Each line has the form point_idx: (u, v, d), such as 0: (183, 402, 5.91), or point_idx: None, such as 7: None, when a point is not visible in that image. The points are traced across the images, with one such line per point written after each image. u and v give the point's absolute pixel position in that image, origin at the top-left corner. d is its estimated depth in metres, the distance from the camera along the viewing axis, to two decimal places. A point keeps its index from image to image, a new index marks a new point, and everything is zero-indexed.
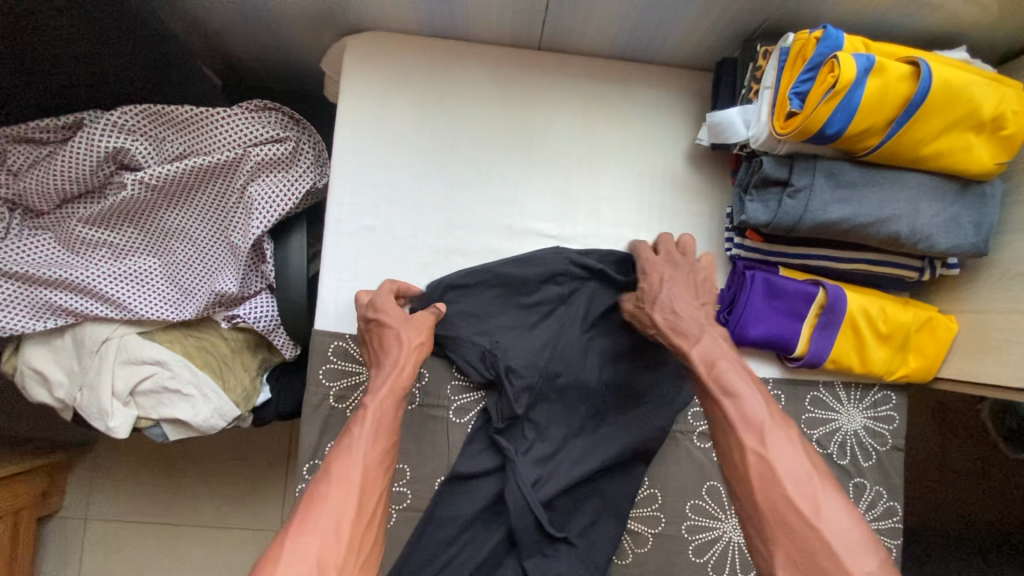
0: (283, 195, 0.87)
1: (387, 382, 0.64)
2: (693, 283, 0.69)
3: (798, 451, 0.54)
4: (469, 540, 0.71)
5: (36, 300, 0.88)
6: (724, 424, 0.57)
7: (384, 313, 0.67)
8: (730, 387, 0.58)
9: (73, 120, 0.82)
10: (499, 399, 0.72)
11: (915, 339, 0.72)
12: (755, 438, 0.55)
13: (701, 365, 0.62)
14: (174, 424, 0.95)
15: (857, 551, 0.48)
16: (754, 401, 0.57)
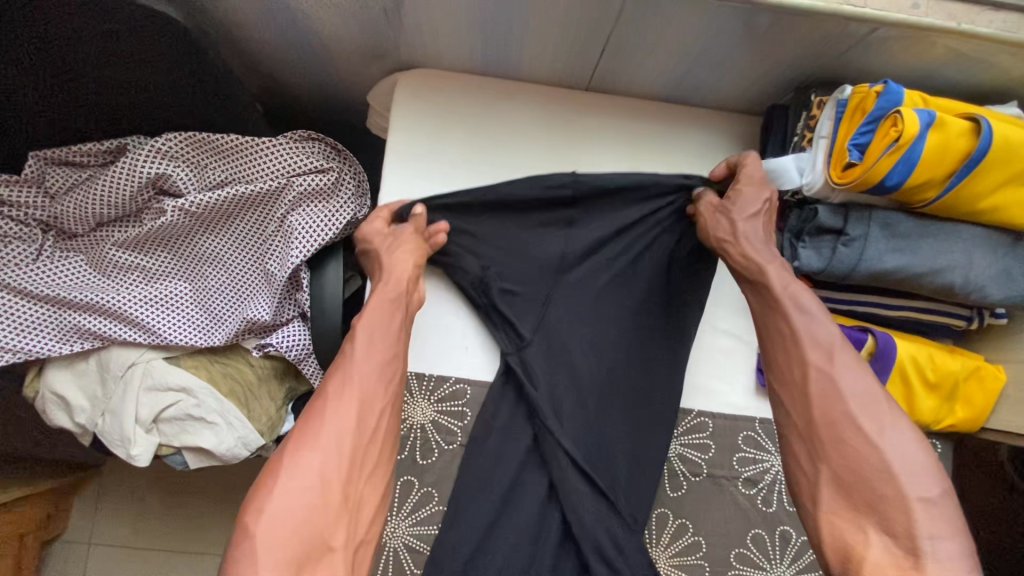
0: (322, 225, 0.86)
1: (376, 298, 0.63)
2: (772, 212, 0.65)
3: (868, 377, 0.53)
4: None
5: (64, 323, 0.87)
6: (788, 340, 0.56)
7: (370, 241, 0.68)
8: (803, 304, 0.57)
9: (115, 145, 0.82)
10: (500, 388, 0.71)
11: (963, 388, 0.71)
12: (823, 359, 0.54)
13: (777, 282, 0.59)
14: (196, 452, 0.93)
15: (919, 477, 0.48)
16: (825, 322, 0.56)
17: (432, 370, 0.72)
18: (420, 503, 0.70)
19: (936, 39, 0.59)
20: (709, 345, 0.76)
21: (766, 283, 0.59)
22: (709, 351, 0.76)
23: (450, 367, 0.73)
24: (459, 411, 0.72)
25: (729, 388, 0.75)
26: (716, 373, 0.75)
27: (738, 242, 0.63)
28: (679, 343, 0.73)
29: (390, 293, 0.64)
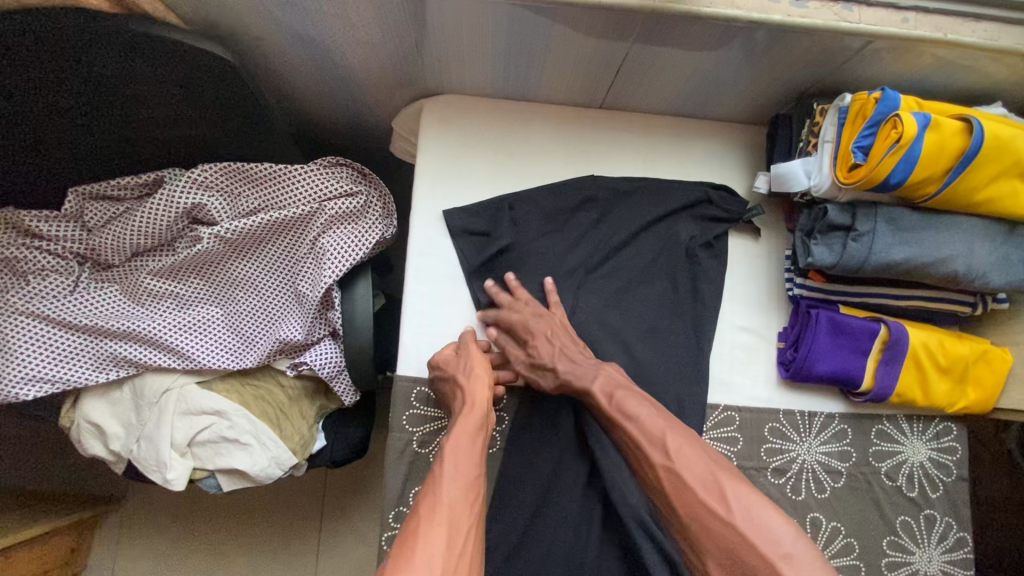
0: (353, 246, 0.89)
1: (459, 421, 0.65)
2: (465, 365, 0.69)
3: (704, 459, 0.59)
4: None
5: (102, 352, 0.90)
6: (636, 449, 0.63)
7: (441, 370, 0.70)
8: (626, 412, 0.64)
9: (152, 178, 0.86)
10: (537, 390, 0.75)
11: (974, 371, 0.75)
12: (663, 457, 0.60)
13: (600, 396, 0.66)
14: (230, 474, 0.97)
15: (786, 539, 0.53)
16: (651, 420, 0.63)
17: None
18: None
19: (927, 50, 0.64)
20: (730, 342, 0.78)
21: (596, 406, 0.67)
22: (732, 346, 0.78)
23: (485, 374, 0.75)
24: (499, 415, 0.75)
25: (753, 382, 0.78)
26: (739, 370, 0.78)
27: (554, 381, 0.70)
28: (701, 342, 0.77)
29: (474, 408, 0.66)
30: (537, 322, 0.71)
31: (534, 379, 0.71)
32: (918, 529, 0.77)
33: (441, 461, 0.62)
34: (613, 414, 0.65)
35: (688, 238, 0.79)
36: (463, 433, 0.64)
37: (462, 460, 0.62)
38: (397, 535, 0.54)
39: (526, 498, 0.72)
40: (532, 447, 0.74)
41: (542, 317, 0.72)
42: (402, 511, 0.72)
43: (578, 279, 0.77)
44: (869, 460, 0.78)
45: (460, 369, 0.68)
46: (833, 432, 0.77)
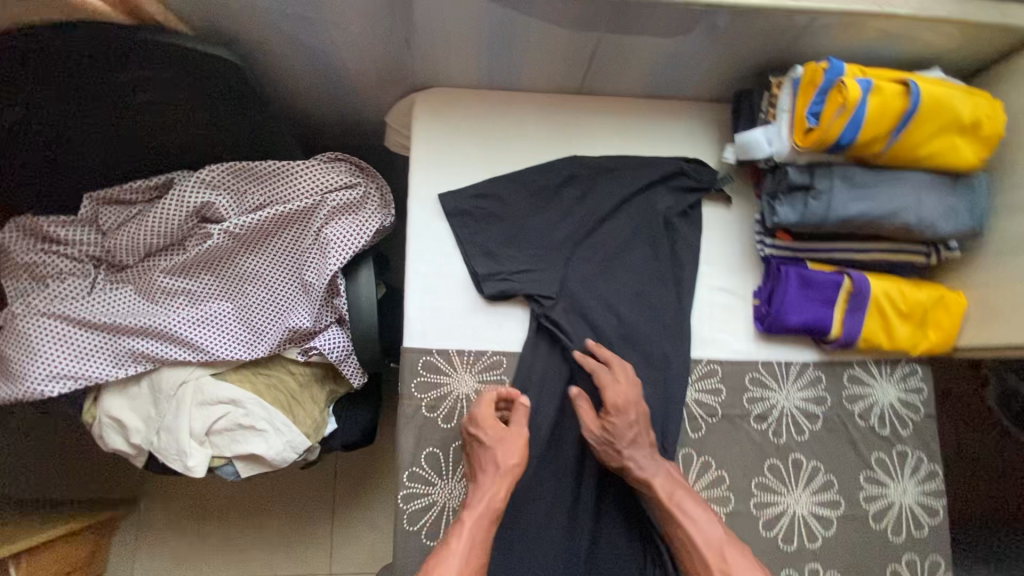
0: (355, 235, 0.95)
1: (482, 501, 0.70)
2: (504, 444, 0.73)
3: (750, 564, 0.68)
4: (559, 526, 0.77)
5: (119, 348, 0.95)
6: (690, 546, 0.70)
7: (477, 435, 0.73)
8: (688, 513, 0.72)
9: (163, 181, 0.92)
10: (534, 355, 0.81)
11: (933, 315, 0.82)
12: (719, 562, 0.68)
13: (663, 493, 0.73)
14: (247, 460, 1.02)
15: None
16: (707, 525, 0.71)
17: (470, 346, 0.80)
18: None
19: (867, 22, 0.71)
20: (709, 301, 0.85)
21: (668, 501, 0.73)
22: (711, 306, 0.85)
23: (485, 343, 0.81)
24: (498, 379, 0.80)
25: (732, 337, 0.84)
26: (719, 326, 0.84)
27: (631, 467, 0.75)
28: (683, 302, 0.83)
29: (495, 499, 0.70)
30: (628, 410, 0.75)
31: (613, 458, 0.75)
32: (891, 463, 0.84)
33: (457, 532, 0.67)
34: (677, 514, 0.72)
35: (665, 208, 0.86)
36: (483, 517, 0.69)
37: (477, 546, 0.67)
38: None
39: (529, 452, 0.78)
40: (532, 407, 0.80)
41: (631, 407, 0.76)
42: (414, 471, 0.77)
43: (567, 251, 0.83)
44: (843, 403, 0.84)
45: (498, 447, 0.72)
46: (808, 378, 0.84)
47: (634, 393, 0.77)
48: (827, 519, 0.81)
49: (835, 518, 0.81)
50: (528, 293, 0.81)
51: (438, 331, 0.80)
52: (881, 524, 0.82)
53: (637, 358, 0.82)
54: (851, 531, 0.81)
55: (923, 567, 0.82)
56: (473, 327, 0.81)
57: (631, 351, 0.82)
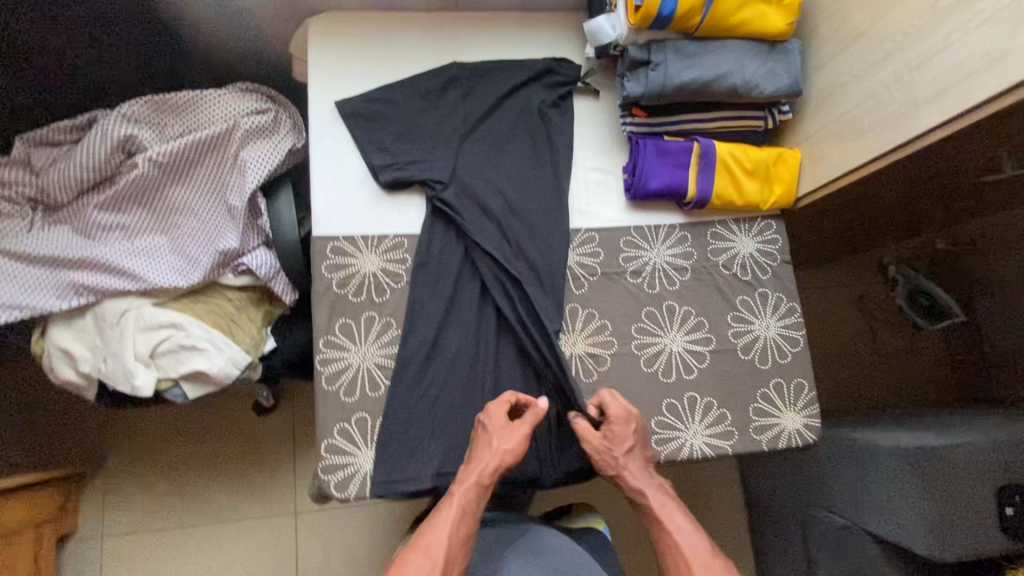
0: (270, 154, 1.05)
1: (471, 476, 0.78)
2: (512, 437, 0.80)
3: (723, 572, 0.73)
4: (463, 374, 0.88)
5: (62, 280, 1.03)
6: (674, 551, 0.76)
7: (486, 425, 0.81)
8: (675, 521, 0.78)
9: (87, 119, 1.02)
10: (431, 233, 0.91)
11: (775, 170, 0.95)
12: (700, 565, 0.74)
13: (656, 503, 0.80)
14: (193, 380, 1.09)
15: None
16: (689, 531, 0.77)
17: (373, 230, 0.90)
18: (382, 331, 0.88)
19: None
20: (585, 179, 0.97)
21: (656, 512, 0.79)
22: (587, 183, 0.97)
23: (387, 227, 0.91)
24: (400, 258, 0.90)
25: (606, 208, 0.96)
26: (595, 200, 0.96)
27: (625, 477, 0.82)
28: (560, 179, 0.95)
29: (482, 475, 0.78)
30: (629, 422, 0.84)
31: (608, 470, 0.83)
32: (755, 304, 0.96)
33: (450, 503, 0.76)
34: (664, 518, 0.78)
35: (539, 102, 0.97)
36: (472, 491, 0.77)
37: (465, 518, 0.76)
38: (407, 543, 0.75)
39: (433, 316, 0.89)
40: (432, 277, 0.90)
41: (631, 418, 0.85)
42: (330, 340, 0.87)
43: (455, 141, 0.93)
44: (708, 256, 0.96)
45: (499, 437, 0.80)
46: (675, 237, 0.96)
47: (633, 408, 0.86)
48: (700, 354, 0.93)
49: (707, 353, 0.93)
50: (421, 180, 0.91)
51: (343, 219, 0.90)
52: (749, 355, 0.94)
53: (524, 229, 0.93)
54: (723, 363, 0.93)
55: (789, 389, 0.94)
56: (374, 214, 0.91)
57: (518, 224, 0.93)
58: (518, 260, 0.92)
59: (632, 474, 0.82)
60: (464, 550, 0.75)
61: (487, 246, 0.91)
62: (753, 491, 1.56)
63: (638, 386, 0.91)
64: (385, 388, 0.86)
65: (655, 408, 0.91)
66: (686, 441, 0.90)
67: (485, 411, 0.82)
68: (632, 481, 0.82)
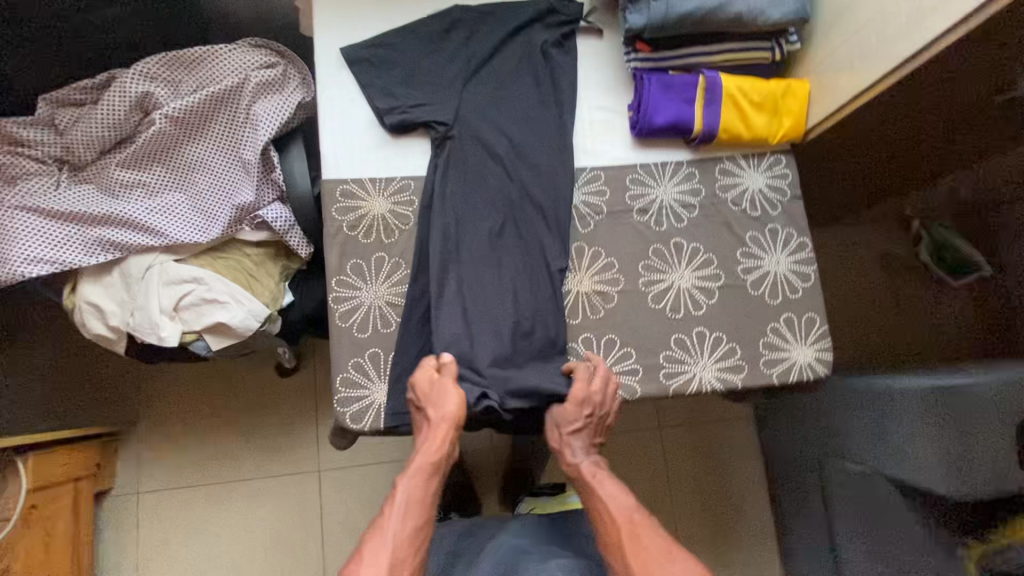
0: (281, 107, 1.07)
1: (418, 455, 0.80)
2: (443, 403, 0.81)
3: (657, 537, 0.74)
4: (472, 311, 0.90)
5: (89, 237, 1.07)
6: (607, 517, 0.78)
7: (417, 399, 0.83)
8: (605, 487, 0.80)
9: (107, 77, 1.07)
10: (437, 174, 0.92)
11: (784, 101, 0.94)
12: (628, 527, 0.76)
13: (591, 473, 0.83)
14: (215, 333, 1.13)
15: None
16: (620, 497, 0.79)
17: (381, 172, 0.92)
18: (392, 270, 0.90)
19: None
20: (589, 117, 0.97)
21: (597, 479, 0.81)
22: (592, 122, 0.97)
23: (395, 170, 0.93)
24: (408, 200, 0.92)
25: (612, 147, 0.96)
26: (600, 139, 0.96)
27: (566, 447, 0.85)
28: (564, 118, 0.95)
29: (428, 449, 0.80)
30: (582, 401, 0.84)
31: (556, 436, 0.87)
32: (765, 239, 0.95)
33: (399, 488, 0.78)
34: (602, 484, 0.81)
35: (543, 42, 0.97)
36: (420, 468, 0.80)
37: (420, 496, 0.78)
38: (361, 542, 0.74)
39: (440, 256, 0.90)
40: (438, 217, 0.91)
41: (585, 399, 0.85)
42: (342, 280, 0.89)
43: (460, 83, 0.94)
44: (716, 192, 0.96)
45: (433, 407, 0.81)
46: (682, 174, 0.96)
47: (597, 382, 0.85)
48: (709, 290, 0.93)
49: (716, 289, 0.93)
50: (426, 122, 0.92)
51: (350, 162, 0.92)
52: (758, 290, 0.93)
53: (528, 169, 0.93)
54: (732, 298, 0.93)
55: (801, 324, 0.93)
56: (382, 157, 0.93)
57: (523, 164, 0.93)
58: (524, 200, 0.93)
59: (575, 443, 0.85)
60: (421, 535, 0.76)
61: (492, 186, 0.92)
62: (769, 449, 1.55)
63: (646, 322, 0.91)
64: (397, 325, 0.89)
65: (663, 342, 0.91)
66: (694, 374, 0.90)
67: (413, 382, 0.83)
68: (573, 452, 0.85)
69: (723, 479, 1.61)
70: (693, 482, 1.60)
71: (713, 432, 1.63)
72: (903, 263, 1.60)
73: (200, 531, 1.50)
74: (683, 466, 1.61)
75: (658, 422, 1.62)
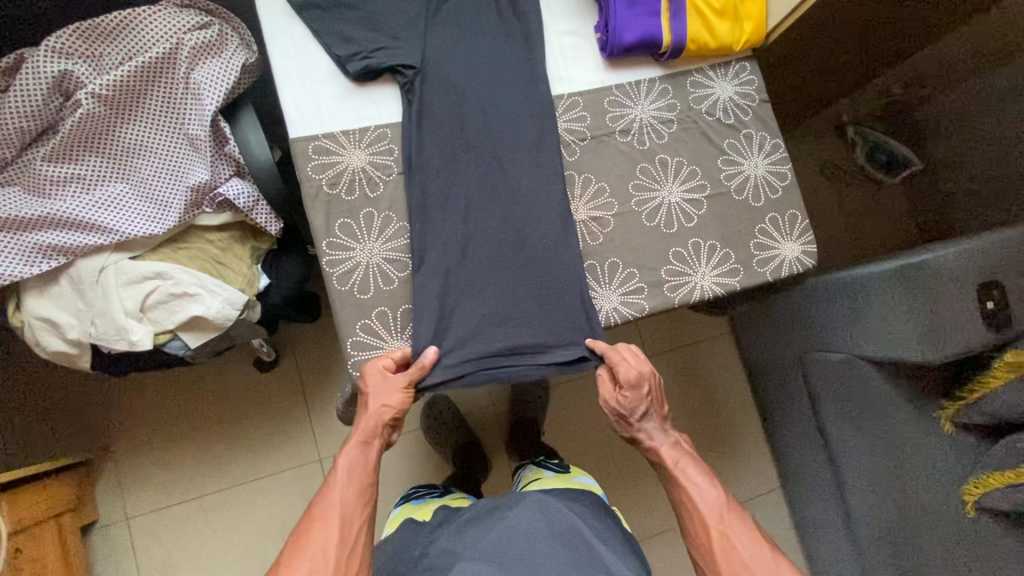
0: (223, 72, 0.98)
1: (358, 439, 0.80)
2: (387, 391, 0.81)
3: (744, 531, 0.78)
4: (473, 253, 0.88)
5: (27, 244, 0.96)
6: (691, 509, 0.82)
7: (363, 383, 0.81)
8: (689, 476, 0.84)
9: (13, 60, 0.94)
10: (416, 118, 0.88)
11: (742, 7, 0.96)
12: (717, 522, 0.79)
13: (669, 461, 0.86)
14: (191, 329, 1.05)
15: None
16: (706, 490, 0.82)
17: (354, 125, 0.87)
18: (384, 225, 0.86)
19: None
20: (558, 44, 0.95)
21: (675, 470, 0.85)
22: (561, 47, 0.95)
23: (368, 120, 0.88)
24: (387, 149, 0.87)
25: (585, 71, 0.95)
26: (572, 64, 0.95)
27: (641, 436, 0.90)
28: (533, 45, 0.92)
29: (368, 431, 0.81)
30: (639, 384, 0.86)
31: (625, 425, 0.90)
32: (742, 146, 0.97)
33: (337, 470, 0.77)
34: (679, 474, 0.85)
35: None
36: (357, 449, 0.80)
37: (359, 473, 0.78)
38: (297, 525, 0.73)
39: (429, 201, 0.87)
40: (420, 163, 0.87)
41: (642, 381, 0.87)
42: (333, 242, 0.84)
43: (421, 21, 0.89)
44: (691, 105, 0.97)
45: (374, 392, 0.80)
46: (656, 91, 0.96)
47: (645, 368, 0.87)
48: (697, 202, 0.94)
49: (704, 200, 0.95)
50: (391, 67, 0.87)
51: (320, 118, 0.86)
52: (742, 195, 0.96)
53: (506, 103, 0.91)
54: (719, 206, 0.95)
55: (785, 221, 0.97)
56: (350, 109, 0.87)
57: (499, 98, 0.91)
58: (507, 133, 0.90)
59: (645, 429, 0.89)
60: (363, 505, 0.76)
61: (472, 125, 0.90)
62: (750, 358, 1.64)
63: (645, 240, 0.92)
64: (399, 281, 0.86)
65: (663, 258, 0.92)
66: (696, 284, 0.92)
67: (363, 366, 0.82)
68: (647, 439, 0.89)
69: (716, 397, 1.69)
70: (685, 402, 1.68)
71: (699, 353, 1.71)
72: (842, 170, 1.68)
73: (203, 544, 1.42)
74: (674, 389, 1.68)
75: (645, 352, 1.68)
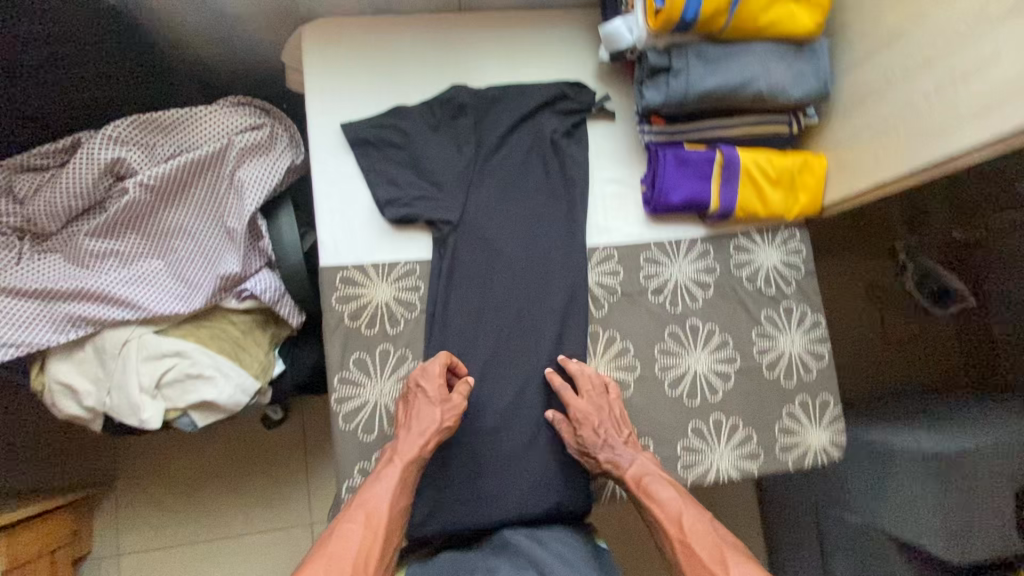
0: (268, 175, 1.02)
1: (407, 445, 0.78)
2: (444, 404, 0.80)
3: (712, 538, 0.75)
4: (485, 403, 0.86)
5: (57, 313, 0.97)
6: (659, 524, 0.77)
7: (423, 384, 0.80)
8: (656, 495, 0.78)
9: (71, 142, 0.98)
10: (445, 258, 0.86)
11: (800, 176, 0.91)
12: (680, 534, 0.76)
13: (632, 481, 0.80)
14: (202, 408, 1.04)
15: None
16: (673, 504, 0.77)
17: (383, 257, 0.86)
18: (398, 363, 0.85)
19: None
20: (602, 192, 0.92)
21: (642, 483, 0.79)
22: (605, 197, 0.92)
23: (398, 253, 0.87)
24: (413, 286, 0.86)
25: (625, 222, 0.92)
26: (613, 215, 0.92)
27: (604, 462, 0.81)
28: (576, 193, 0.90)
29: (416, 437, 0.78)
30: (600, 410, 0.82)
31: (583, 452, 0.82)
32: (780, 319, 0.93)
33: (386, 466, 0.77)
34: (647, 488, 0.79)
35: (552, 130, 0.91)
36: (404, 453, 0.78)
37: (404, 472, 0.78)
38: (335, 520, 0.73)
39: (447, 346, 0.86)
40: (444, 306, 0.86)
41: (603, 403, 0.83)
42: (345, 375, 0.84)
43: (465, 158, 0.88)
44: (731, 269, 0.93)
45: (430, 399, 0.80)
46: (696, 251, 0.92)
47: (607, 401, 0.84)
48: (725, 375, 0.90)
49: (732, 372, 0.90)
50: (429, 200, 0.86)
51: (352, 247, 0.86)
52: (774, 371, 0.91)
53: (540, 250, 0.89)
54: (747, 380, 0.91)
55: (815, 406, 0.92)
56: (382, 240, 0.87)
57: (534, 244, 0.89)
58: (537, 282, 0.88)
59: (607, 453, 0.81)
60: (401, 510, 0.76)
61: (503, 270, 0.88)
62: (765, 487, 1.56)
63: (663, 409, 0.88)
64: None
65: (679, 430, 0.88)
66: (711, 463, 0.88)
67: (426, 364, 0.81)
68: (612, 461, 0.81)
69: None
70: None
71: None
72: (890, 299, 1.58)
73: None
74: None
75: None
